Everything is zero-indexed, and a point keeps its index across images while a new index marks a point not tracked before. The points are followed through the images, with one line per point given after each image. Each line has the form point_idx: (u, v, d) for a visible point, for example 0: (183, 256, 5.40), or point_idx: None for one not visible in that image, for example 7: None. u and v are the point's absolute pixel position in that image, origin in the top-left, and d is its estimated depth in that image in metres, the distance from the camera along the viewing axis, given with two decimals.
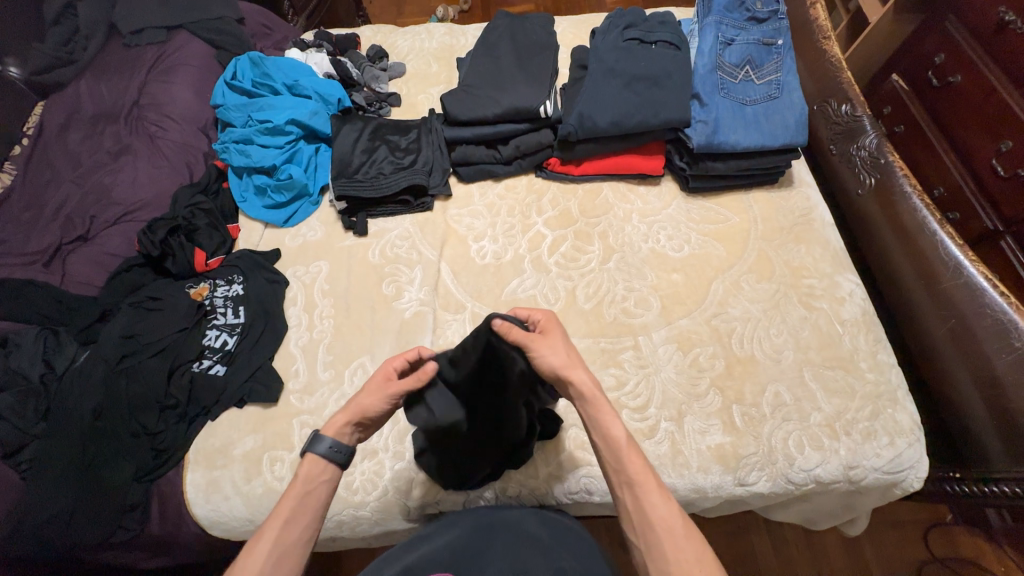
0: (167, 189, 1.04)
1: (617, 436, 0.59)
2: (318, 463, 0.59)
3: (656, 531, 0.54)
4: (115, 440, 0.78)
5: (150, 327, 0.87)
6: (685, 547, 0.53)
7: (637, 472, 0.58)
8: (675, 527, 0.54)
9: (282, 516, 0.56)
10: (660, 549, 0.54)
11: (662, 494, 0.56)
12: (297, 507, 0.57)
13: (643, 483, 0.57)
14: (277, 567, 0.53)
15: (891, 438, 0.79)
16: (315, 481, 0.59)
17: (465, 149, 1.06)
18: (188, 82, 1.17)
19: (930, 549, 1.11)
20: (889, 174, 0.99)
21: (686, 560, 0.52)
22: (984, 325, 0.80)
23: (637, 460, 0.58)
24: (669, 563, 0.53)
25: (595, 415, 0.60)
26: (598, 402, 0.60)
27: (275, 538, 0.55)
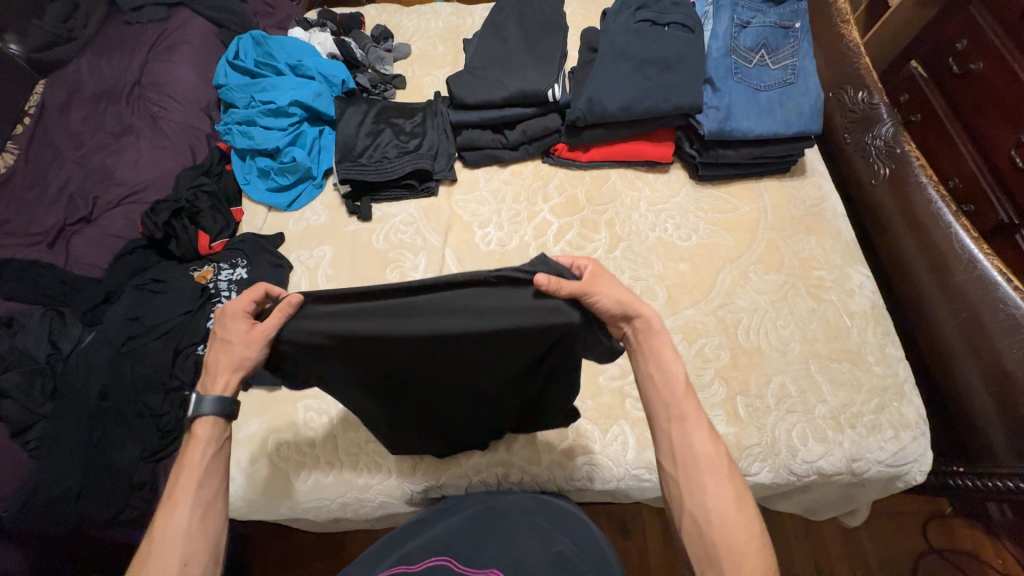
0: (170, 170, 1.03)
1: (678, 374, 0.54)
2: (211, 423, 0.54)
3: (699, 468, 0.51)
4: (122, 421, 0.79)
5: (154, 310, 0.87)
6: (727, 486, 0.50)
7: (690, 409, 0.53)
8: (719, 465, 0.51)
9: (186, 486, 0.50)
10: (701, 484, 0.50)
11: (711, 433, 0.52)
12: (205, 472, 0.52)
13: (692, 421, 0.52)
14: (201, 523, 0.50)
15: (896, 432, 0.79)
16: (218, 440, 0.54)
17: (470, 133, 1.04)
18: (190, 61, 1.15)
19: (928, 541, 1.12)
20: (904, 164, 0.97)
21: (728, 499, 0.49)
22: (996, 320, 0.78)
23: (692, 399, 0.53)
24: (707, 501, 0.49)
25: (654, 348, 0.55)
26: (660, 341, 0.55)
27: (190, 505, 0.50)
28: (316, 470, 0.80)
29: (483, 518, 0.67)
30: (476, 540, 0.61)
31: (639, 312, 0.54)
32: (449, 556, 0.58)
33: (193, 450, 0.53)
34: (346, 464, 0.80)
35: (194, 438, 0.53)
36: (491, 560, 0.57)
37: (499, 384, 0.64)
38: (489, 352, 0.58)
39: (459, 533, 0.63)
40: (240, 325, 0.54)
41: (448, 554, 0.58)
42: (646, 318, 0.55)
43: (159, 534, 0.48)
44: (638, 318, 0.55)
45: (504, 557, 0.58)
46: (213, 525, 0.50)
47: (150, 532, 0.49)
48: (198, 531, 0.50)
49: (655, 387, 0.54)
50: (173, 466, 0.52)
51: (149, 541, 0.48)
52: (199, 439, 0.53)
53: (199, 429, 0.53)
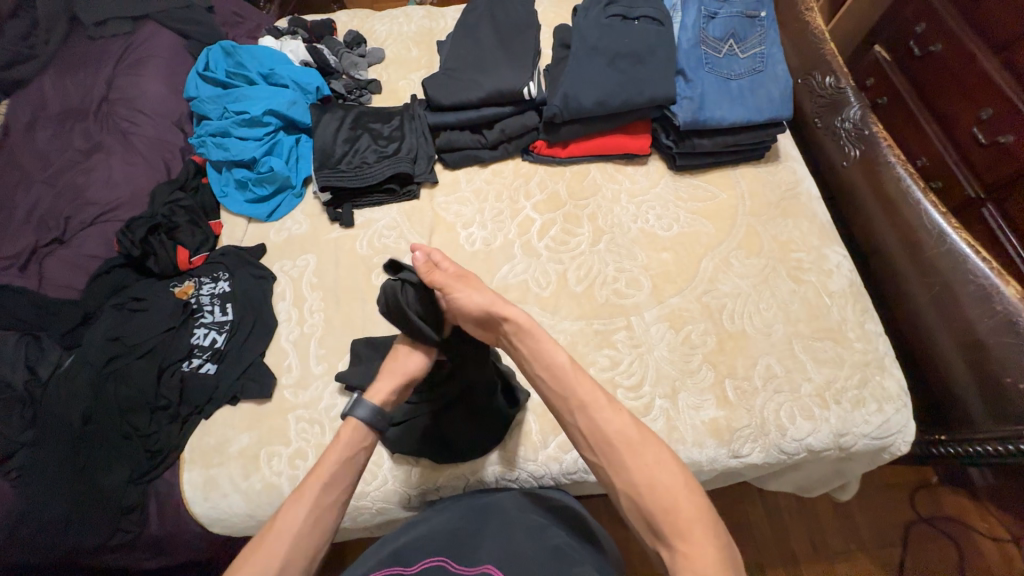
0: (144, 187, 1.01)
1: (561, 362, 0.62)
2: (358, 429, 0.66)
3: (615, 445, 0.56)
4: (107, 444, 0.77)
5: (135, 328, 0.85)
6: (645, 454, 0.55)
7: (586, 393, 0.60)
8: (633, 436, 0.56)
9: (318, 481, 0.61)
10: (622, 460, 0.55)
11: (614, 409, 0.58)
12: (333, 474, 0.62)
13: (595, 401, 0.59)
14: (314, 522, 0.59)
15: (879, 405, 0.81)
16: (355, 448, 0.65)
17: (449, 135, 1.04)
18: (159, 74, 1.13)
19: (917, 510, 1.15)
20: (873, 145, 1.00)
21: (649, 463, 0.54)
22: (967, 290, 0.81)
23: (584, 380, 0.61)
24: (632, 472, 0.55)
25: (538, 343, 0.64)
26: (538, 335, 0.65)
27: (314, 501, 0.59)
28: None
29: (476, 515, 0.67)
30: (471, 538, 0.62)
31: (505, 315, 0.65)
32: (444, 557, 0.58)
33: (332, 452, 0.64)
34: None
35: (338, 441, 0.65)
36: (488, 556, 0.58)
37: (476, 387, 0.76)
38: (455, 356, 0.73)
39: (453, 531, 0.64)
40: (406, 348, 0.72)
41: (445, 555, 0.59)
42: (519, 322, 0.65)
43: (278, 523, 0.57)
44: (506, 322, 0.65)
45: (502, 552, 0.58)
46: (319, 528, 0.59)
47: (274, 519, 0.58)
48: (313, 526, 0.59)
49: (548, 384, 0.62)
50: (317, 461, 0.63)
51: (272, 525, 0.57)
52: (341, 442, 0.65)
53: (345, 432, 0.66)
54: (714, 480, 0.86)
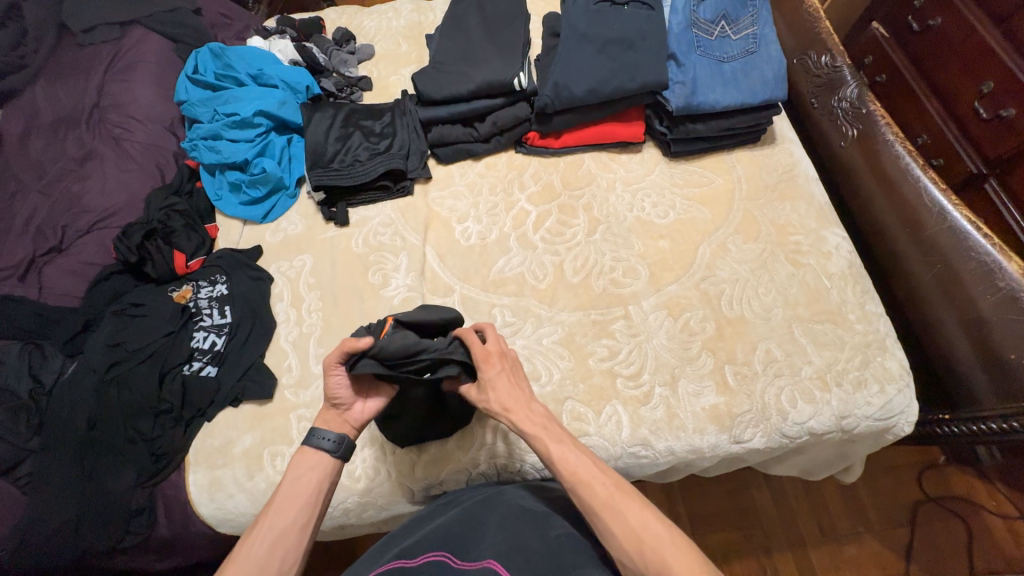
0: (139, 193, 1.01)
1: (542, 445, 0.62)
2: (309, 455, 0.65)
3: (603, 517, 0.57)
4: (113, 448, 0.78)
5: (136, 333, 0.86)
6: (629, 517, 0.56)
7: (570, 469, 0.60)
8: (617, 503, 0.57)
9: (270, 508, 0.60)
10: (611, 531, 0.56)
11: (598, 479, 0.59)
12: (289, 497, 0.61)
13: (579, 477, 0.60)
14: (271, 550, 0.57)
15: (881, 386, 0.80)
16: (304, 470, 0.63)
17: (441, 129, 1.03)
18: (149, 79, 1.12)
19: (925, 490, 1.15)
20: (871, 123, 0.98)
21: (632, 525, 0.55)
22: (969, 268, 0.80)
23: (568, 456, 0.61)
24: (623, 540, 0.55)
25: (524, 433, 0.64)
26: (512, 402, 0.65)
27: (269, 526, 0.59)
28: None
29: (478, 511, 0.67)
30: (474, 534, 0.61)
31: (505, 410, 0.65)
32: (445, 552, 0.58)
33: (285, 478, 0.63)
34: (345, 469, 0.81)
35: (302, 462, 0.64)
36: (490, 551, 0.57)
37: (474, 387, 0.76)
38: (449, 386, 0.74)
39: (454, 526, 0.63)
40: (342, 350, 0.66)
41: (447, 550, 0.58)
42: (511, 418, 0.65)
43: (238, 560, 0.57)
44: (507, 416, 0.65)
45: (504, 549, 0.57)
46: (280, 553, 0.58)
47: (233, 556, 0.57)
48: (273, 556, 0.57)
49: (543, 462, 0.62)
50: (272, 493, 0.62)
51: (232, 561, 0.57)
52: (292, 468, 0.64)
53: (302, 460, 0.64)
54: (717, 465, 0.86)
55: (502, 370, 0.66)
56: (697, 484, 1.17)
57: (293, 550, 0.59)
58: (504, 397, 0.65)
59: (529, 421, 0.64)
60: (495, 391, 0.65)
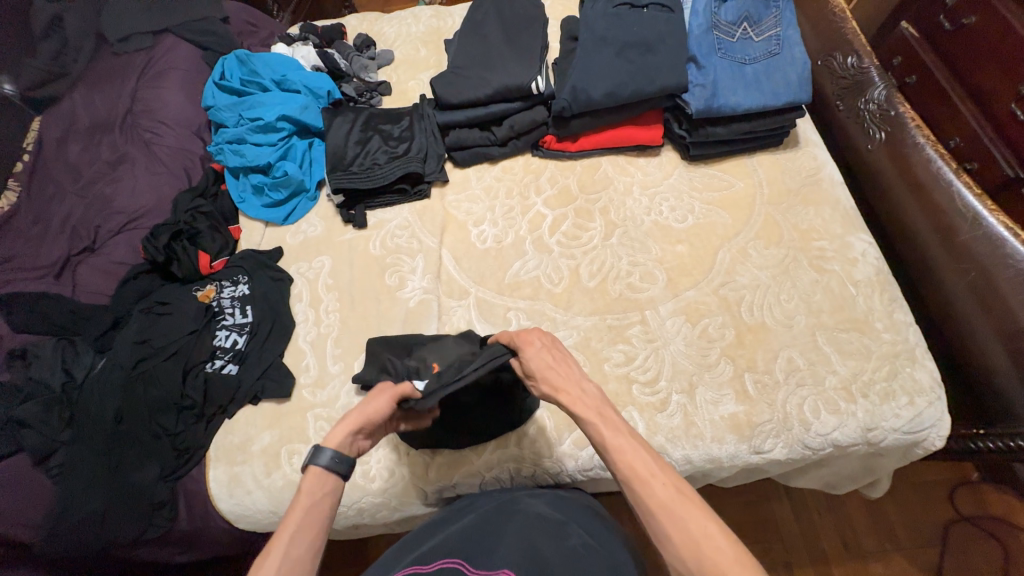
0: (167, 195, 1.05)
1: (596, 431, 0.58)
2: (320, 475, 0.57)
3: (658, 519, 0.49)
4: (139, 442, 0.81)
5: (162, 331, 0.89)
6: (691, 526, 0.47)
7: (624, 460, 0.54)
8: (675, 507, 0.49)
9: (280, 536, 0.50)
10: (665, 534, 0.48)
11: (656, 478, 0.52)
12: (303, 524, 0.52)
13: (634, 473, 0.53)
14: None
15: (910, 398, 0.77)
16: (320, 492, 0.56)
17: (459, 133, 1.04)
18: (179, 86, 1.16)
19: (956, 508, 1.10)
20: (900, 126, 0.95)
21: (691, 531, 0.47)
22: (1007, 277, 0.77)
23: (624, 450, 0.55)
24: (680, 550, 0.47)
25: (580, 418, 0.60)
26: (562, 384, 0.63)
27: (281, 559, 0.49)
28: None
29: (493, 518, 0.67)
30: (489, 542, 0.60)
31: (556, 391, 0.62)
32: (459, 559, 0.57)
33: (296, 500, 0.54)
34: (360, 470, 0.81)
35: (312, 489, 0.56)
36: (504, 559, 0.56)
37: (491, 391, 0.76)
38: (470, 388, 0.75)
39: (470, 535, 0.62)
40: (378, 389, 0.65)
41: (460, 557, 0.57)
42: (562, 398, 0.62)
43: None
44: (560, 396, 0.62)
45: (520, 555, 0.57)
46: None
47: None
48: None
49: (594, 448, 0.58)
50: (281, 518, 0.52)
51: None
52: (303, 490, 0.55)
53: (313, 480, 0.56)
54: (735, 476, 0.84)
55: (542, 344, 0.67)
56: (714, 495, 1.15)
57: None
58: (554, 376, 0.64)
59: (584, 406, 0.60)
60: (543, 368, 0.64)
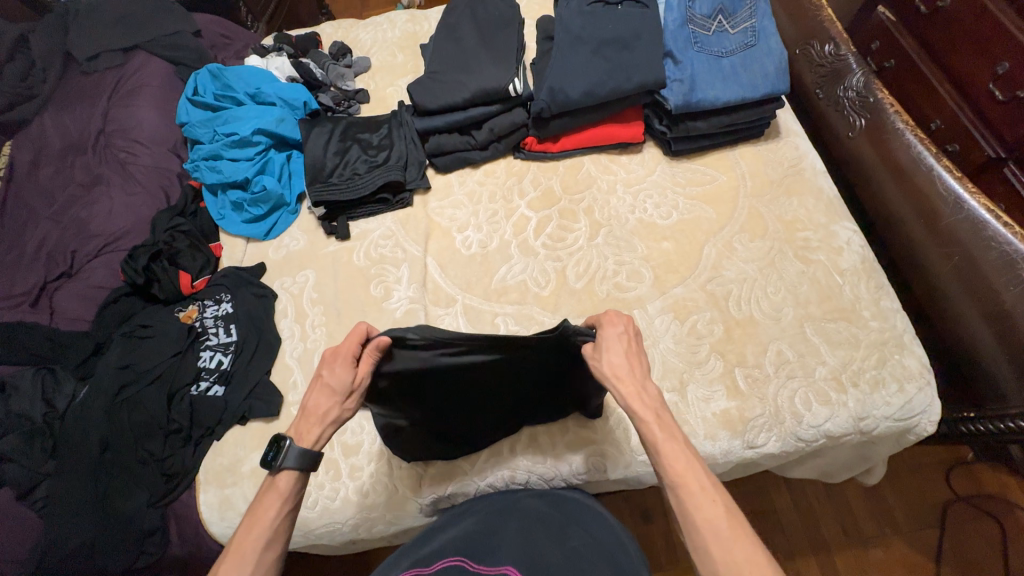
0: (145, 215, 1.03)
1: (653, 437, 0.56)
2: (290, 475, 0.57)
3: (704, 535, 0.50)
4: (126, 468, 0.79)
5: (144, 355, 0.87)
6: (736, 550, 0.49)
7: (678, 473, 0.54)
8: (721, 525, 0.50)
9: (256, 540, 0.54)
10: (707, 550, 0.50)
11: (707, 495, 0.52)
12: (275, 526, 0.55)
13: (685, 483, 0.53)
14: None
15: (900, 385, 0.77)
16: (296, 493, 0.58)
17: (438, 139, 1.03)
18: (152, 103, 1.14)
19: (953, 489, 1.11)
20: (879, 112, 0.96)
21: (735, 558, 0.48)
22: (989, 259, 0.77)
23: (681, 461, 0.54)
24: (718, 565, 0.49)
25: (636, 413, 0.57)
26: (623, 372, 0.59)
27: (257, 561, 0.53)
28: (323, 496, 0.80)
29: (494, 520, 0.67)
30: (490, 542, 0.61)
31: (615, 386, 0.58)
32: (462, 556, 0.57)
33: (270, 501, 0.57)
34: (352, 485, 0.80)
35: (274, 488, 0.57)
36: (508, 558, 0.56)
37: (523, 389, 0.73)
38: (492, 385, 0.71)
39: (472, 536, 0.62)
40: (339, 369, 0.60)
41: (463, 555, 0.58)
42: (621, 392, 0.58)
43: None
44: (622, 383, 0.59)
45: (522, 556, 0.57)
46: None
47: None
48: None
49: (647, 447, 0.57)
50: (250, 515, 0.56)
51: None
52: (277, 490, 0.57)
53: (280, 477, 0.57)
54: (731, 471, 0.83)
55: (624, 332, 0.62)
56: None
57: None
58: (619, 363, 0.60)
59: (642, 403, 0.57)
60: (607, 354, 0.60)
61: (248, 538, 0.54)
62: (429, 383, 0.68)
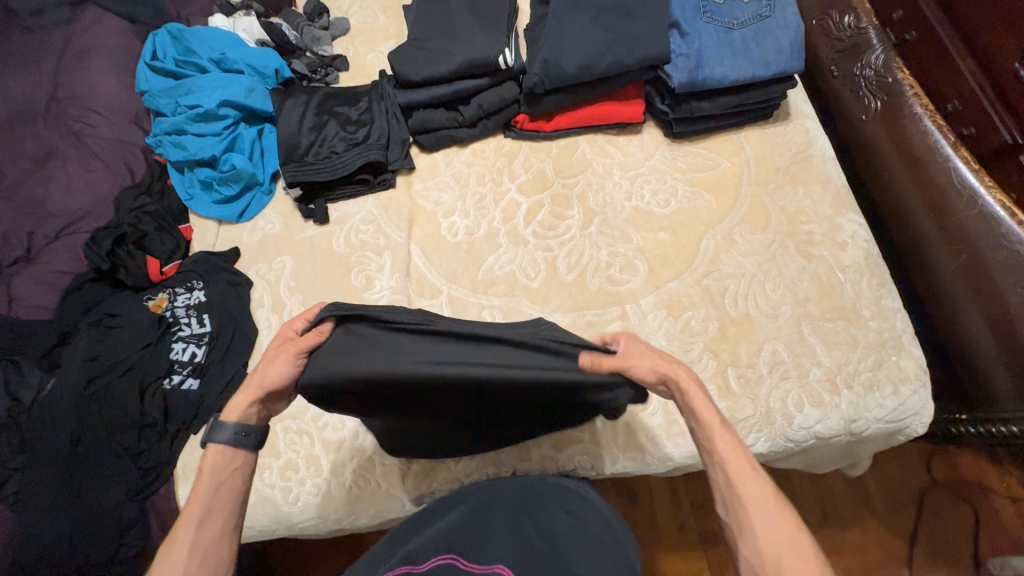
0: (107, 193, 0.96)
1: (707, 416, 0.55)
2: (224, 452, 0.58)
3: (748, 513, 0.50)
4: (100, 463, 0.77)
5: (113, 347, 0.83)
6: (781, 529, 0.49)
7: (727, 450, 0.54)
8: (768, 505, 0.50)
9: (191, 519, 0.54)
10: (751, 529, 0.49)
11: (756, 474, 0.52)
12: (209, 505, 0.56)
13: (735, 461, 0.53)
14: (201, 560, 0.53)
15: (895, 387, 0.76)
16: (227, 470, 0.58)
17: (422, 115, 0.95)
18: (108, 67, 1.05)
19: (932, 473, 1.13)
20: (897, 94, 0.89)
21: (780, 536, 0.48)
22: (997, 259, 0.73)
23: (730, 439, 0.54)
24: (761, 544, 0.49)
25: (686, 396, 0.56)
26: (672, 361, 0.58)
27: (190, 542, 0.53)
28: (305, 491, 0.78)
29: (486, 507, 0.65)
30: (484, 529, 0.61)
31: (669, 375, 0.56)
32: (454, 555, 0.55)
33: (204, 478, 0.57)
34: (334, 480, 0.79)
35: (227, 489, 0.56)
36: (498, 554, 0.55)
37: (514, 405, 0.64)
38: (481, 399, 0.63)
39: (461, 528, 0.61)
40: (276, 338, 0.63)
41: (453, 552, 0.55)
42: (678, 377, 0.57)
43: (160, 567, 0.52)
44: (674, 379, 0.57)
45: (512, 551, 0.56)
46: (215, 560, 0.54)
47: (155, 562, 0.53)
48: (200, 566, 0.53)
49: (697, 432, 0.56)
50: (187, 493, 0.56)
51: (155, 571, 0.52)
52: (208, 468, 0.57)
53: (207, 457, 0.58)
54: None
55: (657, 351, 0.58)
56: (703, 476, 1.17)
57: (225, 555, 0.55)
58: (658, 361, 0.57)
59: (696, 387, 0.56)
60: (644, 355, 0.58)
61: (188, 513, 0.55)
62: (401, 395, 0.61)
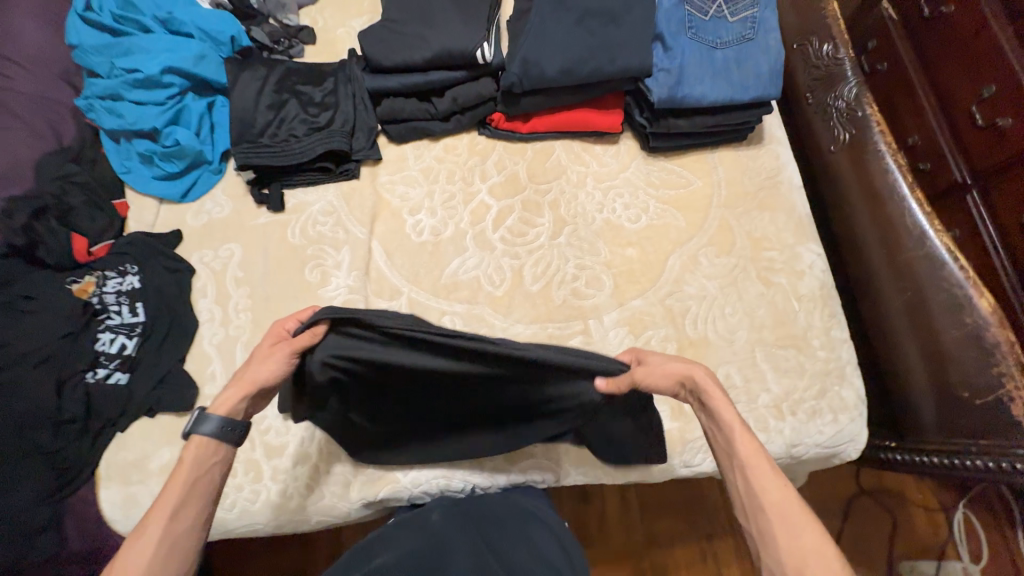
0: (24, 156, 0.84)
1: (728, 419, 0.56)
2: (206, 445, 0.55)
3: (769, 517, 0.51)
4: (5, 464, 0.69)
5: (25, 333, 0.74)
6: (805, 537, 0.49)
7: (749, 454, 0.54)
8: (788, 511, 0.51)
9: (166, 509, 0.52)
10: (774, 536, 0.50)
11: (777, 479, 0.53)
12: (187, 495, 0.53)
13: (755, 466, 0.53)
14: (168, 556, 0.50)
15: (835, 415, 0.79)
16: (206, 464, 0.55)
17: (392, 103, 0.90)
18: (28, 11, 0.92)
19: (861, 484, 1.20)
20: (866, 129, 0.91)
21: (804, 543, 0.49)
22: (938, 299, 0.78)
23: (751, 443, 0.55)
24: (781, 553, 0.49)
25: (710, 399, 0.57)
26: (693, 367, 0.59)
27: (159, 537, 0.50)
28: (242, 497, 0.74)
29: (444, 530, 0.65)
30: (446, 547, 0.60)
31: (691, 379, 0.58)
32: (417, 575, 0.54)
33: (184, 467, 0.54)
34: (274, 487, 0.75)
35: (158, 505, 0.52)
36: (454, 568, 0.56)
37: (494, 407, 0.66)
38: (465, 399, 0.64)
39: (422, 551, 0.60)
40: (268, 338, 0.61)
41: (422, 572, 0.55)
42: (697, 378, 0.58)
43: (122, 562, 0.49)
44: (696, 382, 0.58)
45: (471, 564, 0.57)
46: (182, 556, 0.51)
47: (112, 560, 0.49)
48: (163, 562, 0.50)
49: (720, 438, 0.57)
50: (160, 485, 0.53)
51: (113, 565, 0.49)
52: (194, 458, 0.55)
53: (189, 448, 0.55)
54: None
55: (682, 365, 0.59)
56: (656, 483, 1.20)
57: (190, 552, 0.52)
58: (674, 368, 0.59)
59: (716, 390, 0.57)
60: (663, 361, 0.59)
61: (161, 504, 0.52)
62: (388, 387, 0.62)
